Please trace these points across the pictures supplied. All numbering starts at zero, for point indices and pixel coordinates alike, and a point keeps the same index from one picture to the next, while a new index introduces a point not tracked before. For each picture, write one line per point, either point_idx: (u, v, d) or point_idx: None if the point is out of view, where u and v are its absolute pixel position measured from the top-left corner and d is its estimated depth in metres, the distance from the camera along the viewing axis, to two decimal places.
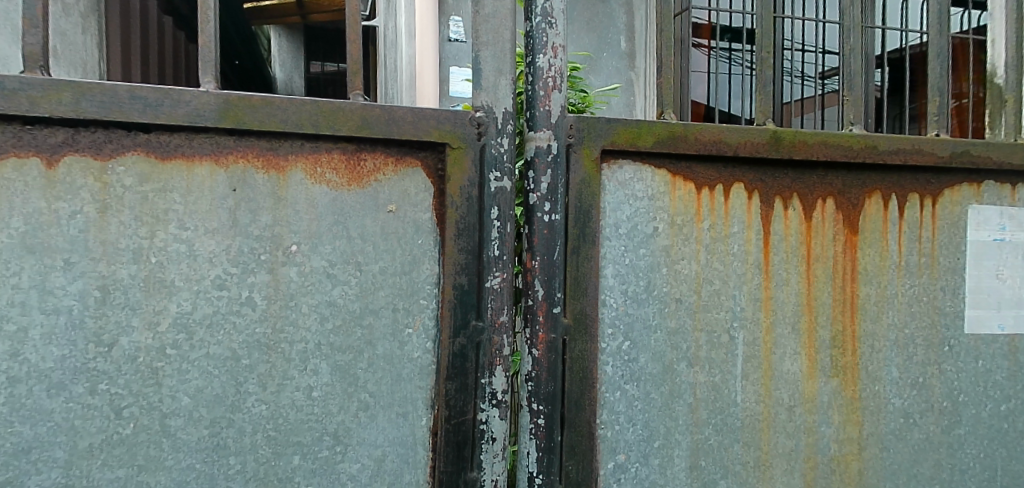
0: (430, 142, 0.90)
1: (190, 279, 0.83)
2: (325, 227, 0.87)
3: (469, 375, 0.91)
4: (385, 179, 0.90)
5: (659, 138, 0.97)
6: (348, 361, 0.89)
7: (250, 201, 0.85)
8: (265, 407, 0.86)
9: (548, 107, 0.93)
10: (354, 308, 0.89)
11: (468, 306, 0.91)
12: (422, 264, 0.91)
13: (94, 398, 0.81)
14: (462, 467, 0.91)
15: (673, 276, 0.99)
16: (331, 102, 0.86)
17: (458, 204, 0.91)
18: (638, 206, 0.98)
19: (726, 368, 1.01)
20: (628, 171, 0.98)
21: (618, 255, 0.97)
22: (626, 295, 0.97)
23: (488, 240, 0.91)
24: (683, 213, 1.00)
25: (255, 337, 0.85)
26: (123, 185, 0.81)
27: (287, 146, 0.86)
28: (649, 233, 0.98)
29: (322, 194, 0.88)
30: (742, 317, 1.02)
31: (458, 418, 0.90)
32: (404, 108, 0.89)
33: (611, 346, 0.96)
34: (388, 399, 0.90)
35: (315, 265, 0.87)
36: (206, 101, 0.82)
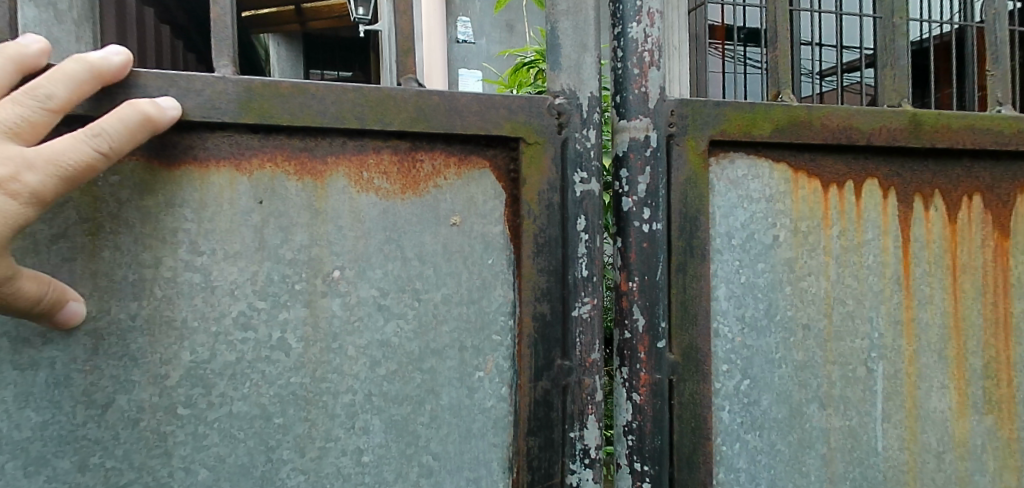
0: (501, 137, 0.73)
1: (207, 318, 0.67)
2: (375, 247, 0.71)
3: (555, 429, 0.74)
4: (446, 184, 0.74)
5: (778, 125, 0.78)
6: (405, 415, 0.72)
7: (282, 215, 0.69)
8: (303, 479, 0.69)
9: (644, 89, 0.74)
10: (413, 350, 0.72)
11: (552, 341, 0.74)
12: (493, 290, 0.75)
13: (85, 475, 0.64)
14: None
15: (799, 296, 0.80)
16: (378, 91, 0.69)
17: (536, 213, 0.73)
18: (754, 209, 0.79)
19: (865, 409, 0.82)
20: (740, 166, 0.79)
21: (732, 271, 0.77)
22: (743, 323, 0.78)
23: (575, 258, 0.74)
24: (808, 218, 0.81)
25: (290, 389, 0.69)
26: (118, 200, 0.64)
27: (325, 146, 0.70)
28: (768, 244, 0.79)
29: (370, 206, 0.71)
30: (881, 346, 0.83)
31: (545, 482, 0.74)
32: (468, 96, 0.72)
33: (726, 386, 0.77)
34: (455, 461, 0.74)
35: (364, 296, 0.71)
36: (222, 90, 0.65)
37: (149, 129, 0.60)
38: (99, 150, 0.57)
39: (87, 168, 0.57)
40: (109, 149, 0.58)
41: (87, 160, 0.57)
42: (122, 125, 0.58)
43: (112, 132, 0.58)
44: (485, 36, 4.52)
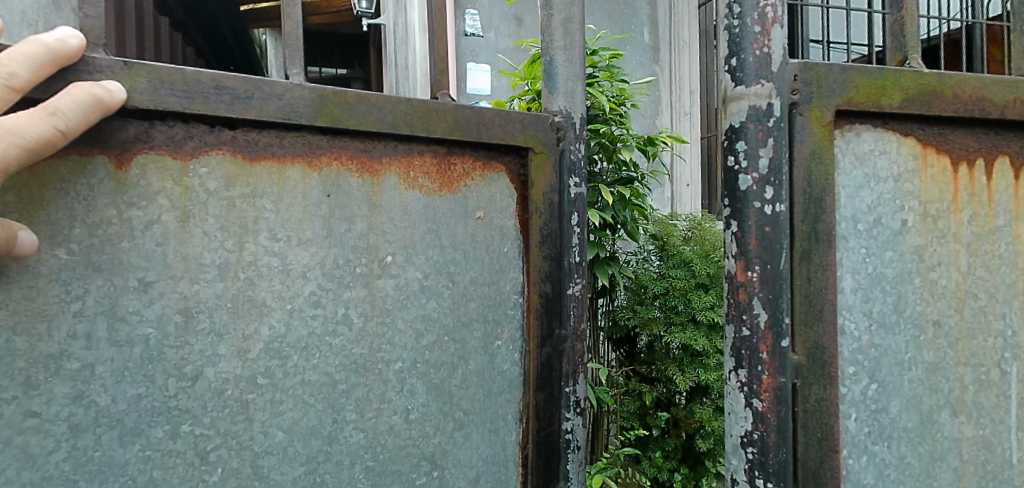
0: (516, 147, 1.04)
1: (282, 297, 0.87)
2: (419, 236, 0.97)
3: (555, 385, 1.07)
4: (473, 184, 1.02)
5: (908, 94, 0.81)
6: (442, 377, 0.99)
7: (344, 207, 0.91)
8: (362, 436, 0.93)
9: (767, 49, 0.78)
10: (447, 322, 0.99)
11: (552, 311, 1.06)
12: (508, 273, 1.04)
13: (176, 442, 0.82)
14: (552, 476, 1.07)
15: (929, 289, 0.84)
16: (424, 105, 0.95)
17: (541, 210, 1.05)
18: (881, 191, 0.82)
19: (996, 415, 0.87)
20: (868, 141, 0.82)
21: (859, 261, 0.81)
22: (871, 320, 0.82)
23: (568, 248, 1.06)
24: (937, 199, 0.84)
25: (353, 359, 0.92)
26: (206, 188, 0.83)
27: (381, 149, 0.94)
28: (898, 229, 0.83)
29: (416, 201, 0.96)
30: (1012, 346, 0.87)
31: (547, 430, 1.06)
32: (493, 113, 1.01)
33: (854, 391, 0.81)
34: (481, 416, 1.03)
35: (410, 277, 0.96)
36: (299, 96, 0.86)
37: (101, 110, 0.73)
38: (56, 128, 0.70)
39: (49, 142, 0.70)
40: (65, 127, 0.71)
41: (49, 136, 0.70)
42: (76, 107, 0.71)
43: (68, 114, 0.71)
44: (493, 29, 4.41)
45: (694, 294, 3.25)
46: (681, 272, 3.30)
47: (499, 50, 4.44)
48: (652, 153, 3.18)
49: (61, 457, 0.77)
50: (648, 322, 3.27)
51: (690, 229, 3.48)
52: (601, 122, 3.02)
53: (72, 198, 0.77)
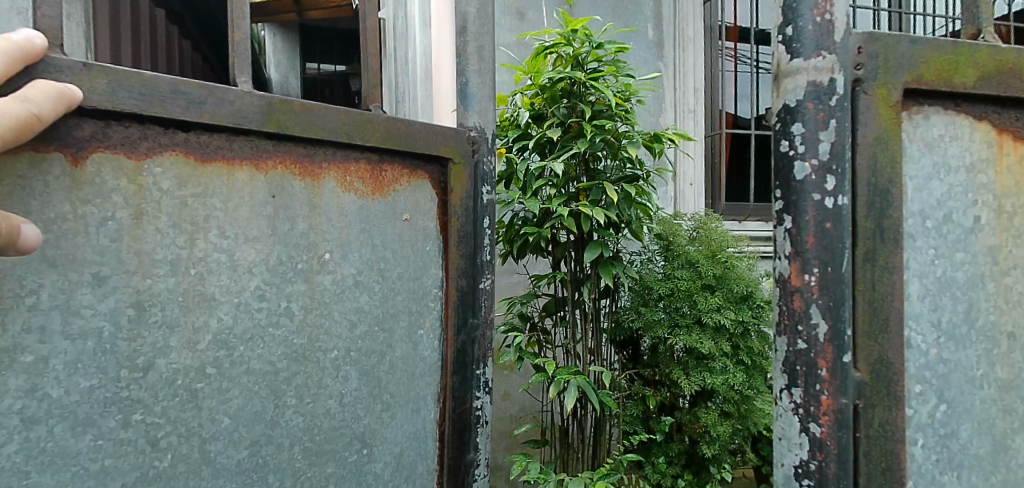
0: (438, 158, 1.38)
1: (230, 291, 1.07)
2: (354, 235, 1.24)
3: (468, 369, 1.42)
4: (401, 189, 1.32)
5: (980, 74, 1.03)
6: (372, 363, 1.27)
7: (287, 206, 1.14)
8: (301, 420, 1.17)
9: (830, 18, 1.00)
10: (378, 313, 1.28)
11: (466, 302, 1.42)
12: (430, 271, 1.37)
13: (127, 431, 0.97)
14: (464, 444, 1.42)
15: (997, 286, 1.06)
16: (359, 115, 1.23)
17: (459, 214, 1.40)
18: (953, 182, 1.04)
19: None
20: (939, 128, 1.04)
21: (931, 260, 1.03)
22: (939, 329, 1.03)
23: (480, 250, 1.44)
24: (1006, 186, 1.06)
25: (294, 350, 1.16)
26: (160, 187, 0.99)
27: (320, 156, 1.18)
28: (969, 223, 1.05)
29: (352, 202, 1.23)
30: None
31: (461, 407, 1.41)
32: (419, 128, 1.33)
33: (921, 406, 1.02)
34: (404, 398, 1.33)
35: (346, 272, 1.22)
36: (248, 104, 1.07)
37: (67, 102, 0.88)
38: (34, 111, 0.83)
39: (27, 122, 0.82)
40: (40, 113, 0.84)
41: (28, 118, 0.82)
42: (46, 97, 0.85)
43: (40, 102, 0.84)
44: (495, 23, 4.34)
45: (700, 296, 3.17)
46: (685, 274, 3.21)
47: (500, 44, 4.36)
48: (658, 150, 3.08)
49: (15, 448, 0.89)
50: (652, 324, 3.19)
51: (697, 229, 3.38)
52: (606, 118, 2.97)
53: (27, 194, 0.89)
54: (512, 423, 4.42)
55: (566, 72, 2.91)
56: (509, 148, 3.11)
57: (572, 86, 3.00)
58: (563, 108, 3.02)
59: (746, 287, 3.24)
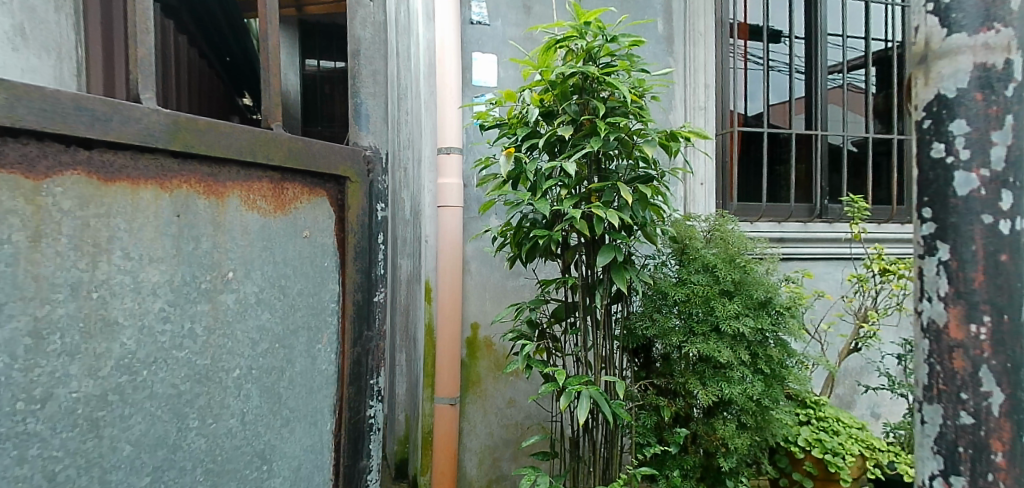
0: (336, 178, 1.97)
1: (132, 315, 1.44)
2: (256, 249, 1.72)
3: (360, 382, 2.07)
4: (300, 205, 1.85)
5: None
6: (271, 379, 1.77)
7: (193, 217, 1.56)
8: (203, 442, 1.60)
9: None
10: (278, 331, 1.79)
11: (359, 312, 2.05)
12: (327, 287, 1.93)
13: (23, 468, 1.28)
14: (359, 445, 2.09)
15: None
16: (263, 139, 1.72)
17: (354, 229, 2.01)
18: None
19: None
20: None
21: None
22: None
23: (375, 267, 2.13)
24: None
25: (196, 374, 1.58)
26: (61, 199, 1.32)
27: (224, 178, 1.63)
28: None
29: (253, 219, 1.71)
30: None
31: (354, 420, 2.06)
32: (315, 148, 1.89)
33: None
34: (301, 413, 1.86)
35: (249, 287, 1.70)
36: (155, 123, 1.47)
37: None
38: None
39: None
40: None
41: None
42: None
43: None
44: (500, 17, 4.20)
45: (718, 302, 3.01)
46: (701, 278, 3.06)
47: (507, 39, 4.22)
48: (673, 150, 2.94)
49: None
50: (666, 332, 3.04)
51: (710, 230, 3.25)
52: (620, 115, 2.84)
53: None
54: (518, 431, 4.30)
55: (579, 66, 2.78)
56: (518, 147, 2.98)
57: (584, 82, 2.86)
58: (574, 105, 2.88)
59: (765, 292, 3.09)
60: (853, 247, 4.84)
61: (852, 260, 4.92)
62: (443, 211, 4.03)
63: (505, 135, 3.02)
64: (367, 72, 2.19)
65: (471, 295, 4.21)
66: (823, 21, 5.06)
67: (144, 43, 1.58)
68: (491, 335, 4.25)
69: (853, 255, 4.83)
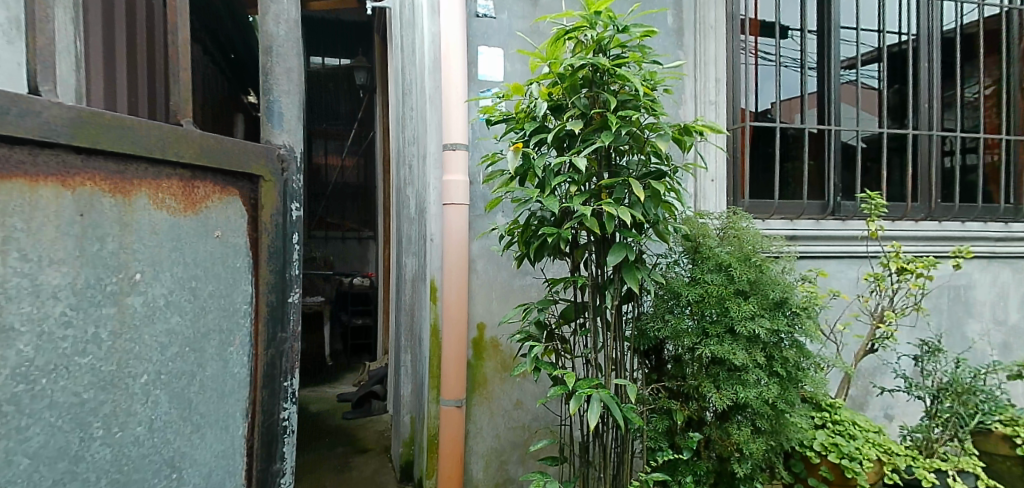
0: (249, 176, 1.73)
1: (31, 320, 1.29)
2: (166, 249, 1.53)
3: (275, 385, 1.82)
4: (212, 203, 1.64)
5: None
6: (182, 384, 1.58)
7: (98, 216, 1.39)
8: (109, 452, 1.43)
9: None
10: (188, 334, 1.58)
11: (274, 311, 1.80)
12: (240, 287, 1.72)
13: None
14: (272, 452, 1.82)
15: None
16: (175, 133, 1.53)
17: (268, 229, 1.77)
18: None
19: None
20: None
21: None
22: None
23: (291, 265, 1.86)
24: None
25: (101, 383, 1.41)
26: None
27: (131, 174, 1.46)
28: None
29: (163, 215, 1.53)
30: None
31: (269, 421, 1.81)
32: (228, 144, 1.66)
33: None
34: (214, 418, 1.66)
35: (157, 289, 1.51)
36: (56, 116, 1.31)
37: None
38: None
39: None
40: None
41: None
42: None
43: None
44: (506, 10, 4.10)
45: (733, 302, 2.90)
46: (715, 278, 2.95)
47: (513, 33, 4.12)
48: (686, 145, 2.82)
49: None
50: (678, 333, 2.93)
51: (724, 228, 3.14)
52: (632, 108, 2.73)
53: None
54: (525, 434, 4.21)
55: (589, 58, 2.68)
56: (526, 142, 2.89)
57: (594, 74, 2.76)
58: (583, 99, 2.78)
59: (781, 292, 2.98)
60: (870, 246, 4.70)
61: (868, 259, 4.79)
62: (448, 209, 3.94)
63: (513, 130, 2.93)
64: (279, 68, 1.86)
65: (477, 295, 4.12)
66: (837, 14, 4.92)
67: (43, 31, 1.42)
68: (497, 335, 4.16)
69: (869, 254, 4.70)
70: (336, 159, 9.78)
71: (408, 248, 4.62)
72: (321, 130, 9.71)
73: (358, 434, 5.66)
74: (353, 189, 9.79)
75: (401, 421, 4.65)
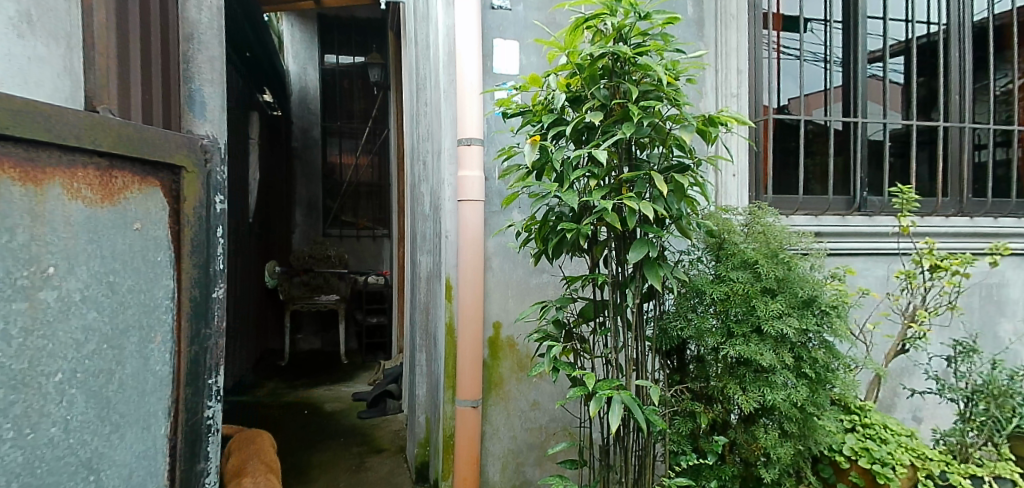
0: (169, 167, 1.82)
1: None
2: (81, 241, 1.60)
3: (199, 382, 1.91)
4: (131, 194, 1.72)
5: None
6: (100, 383, 1.64)
7: (8, 206, 1.45)
8: (20, 456, 1.47)
9: None
10: (106, 331, 1.65)
11: (196, 306, 1.89)
12: (161, 283, 1.79)
13: None
14: (195, 449, 1.92)
15: None
16: (96, 121, 1.60)
17: (190, 224, 1.86)
18: None
19: None
20: None
21: None
22: None
23: (215, 260, 1.97)
24: None
25: (10, 382, 1.45)
26: None
27: (43, 166, 1.52)
28: None
29: (78, 207, 1.59)
30: None
31: (193, 419, 1.89)
32: (151, 135, 1.75)
33: None
34: (134, 416, 1.73)
35: (72, 286, 1.57)
36: None
37: None
38: None
39: None
40: None
41: None
42: None
43: None
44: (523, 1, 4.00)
45: (760, 300, 2.78)
46: (740, 275, 2.83)
47: (531, 25, 4.03)
48: (710, 137, 2.71)
49: None
50: (702, 333, 2.83)
51: (749, 223, 3.02)
52: (654, 99, 2.63)
53: None
54: (542, 436, 4.11)
55: (609, 46, 2.58)
56: (544, 135, 2.79)
57: (614, 63, 2.66)
58: (603, 89, 2.68)
59: (810, 290, 2.85)
60: (901, 243, 4.53)
61: (899, 257, 4.62)
62: (464, 205, 3.85)
63: (530, 122, 2.84)
64: (201, 57, 2.08)
65: (494, 294, 4.03)
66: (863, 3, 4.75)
67: None
68: (514, 334, 4.07)
69: (900, 251, 4.53)
70: (351, 158, 9.70)
71: (422, 246, 4.54)
72: (336, 127, 9.65)
73: (372, 433, 5.61)
74: (367, 188, 9.70)
75: (416, 421, 4.58)
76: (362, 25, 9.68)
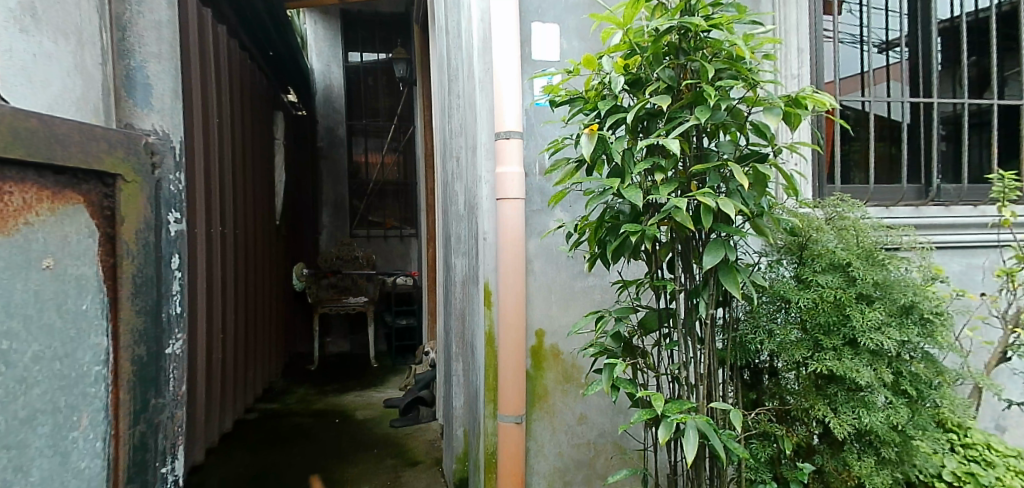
0: (96, 179, 1.34)
1: None
2: None
3: (147, 475, 1.44)
4: (36, 218, 1.24)
5: None
6: None
7: None
8: None
9: None
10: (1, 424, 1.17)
11: (141, 374, 1.41)
12: (85, 348, 1.31)
13: None
14: None
15: None
16: None
17: (131, 254, 1.39)
18: None
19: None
20: None
21: None
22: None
23: (166, 301, 1.53)
24: None
25: None
26: None
27: None
28: None
29: None
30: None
31: None
32: (62, 138, 1.27)
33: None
34: None
35: None
36: None
37: None
38: None
39: None
40: None
41: None
42: None
43: None
44: None
45: (854, 309, 2.42)
46: (829, 281, 2.47)
47: (572, 5, 3.69)
48: (795, 123, 2.33)
49: None
50: (785, 347, 2.49)
51: (832, 219, 2.65)
52: (730, 79, 2.28)
53: None
54: (591, 453, 3.79)
55: (678, 18, 2.23)
56: (599, 124, 2.47)
57: (684, 39, 2.32)
58: (668, 69, 2.34)
59: (911, 295, 2.47)
60: (1002, 235, 4.06)
61: (999, 250, 4.13)
62: (503, 203, 3.54)
63: (582, 110, 2.52)
64: (142, 34, 2.13)
65: (535, 299, 3.72)
66: None
67: None
68: (559, 343, 3.75)
69: (999, 245, 4.07)
70: (377, 157, 9.45)
71: (456, 248, 4.26)
72: (359, 125, 9.43)
73: (406, 444, 5.34)
74: (393, 187, 9.45)
75: (454, 435, 4.29)
76: (383, 20, 9.40)
